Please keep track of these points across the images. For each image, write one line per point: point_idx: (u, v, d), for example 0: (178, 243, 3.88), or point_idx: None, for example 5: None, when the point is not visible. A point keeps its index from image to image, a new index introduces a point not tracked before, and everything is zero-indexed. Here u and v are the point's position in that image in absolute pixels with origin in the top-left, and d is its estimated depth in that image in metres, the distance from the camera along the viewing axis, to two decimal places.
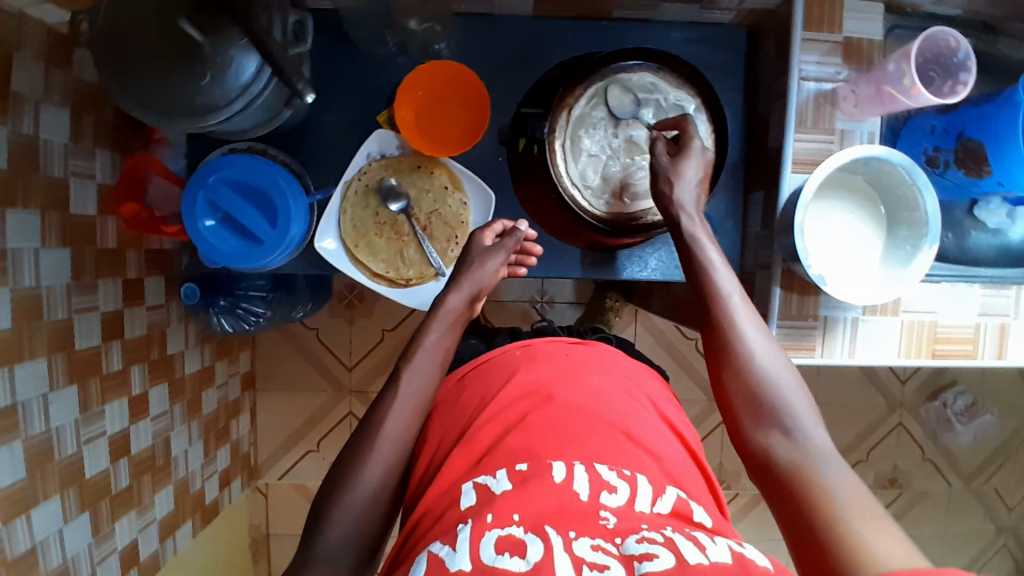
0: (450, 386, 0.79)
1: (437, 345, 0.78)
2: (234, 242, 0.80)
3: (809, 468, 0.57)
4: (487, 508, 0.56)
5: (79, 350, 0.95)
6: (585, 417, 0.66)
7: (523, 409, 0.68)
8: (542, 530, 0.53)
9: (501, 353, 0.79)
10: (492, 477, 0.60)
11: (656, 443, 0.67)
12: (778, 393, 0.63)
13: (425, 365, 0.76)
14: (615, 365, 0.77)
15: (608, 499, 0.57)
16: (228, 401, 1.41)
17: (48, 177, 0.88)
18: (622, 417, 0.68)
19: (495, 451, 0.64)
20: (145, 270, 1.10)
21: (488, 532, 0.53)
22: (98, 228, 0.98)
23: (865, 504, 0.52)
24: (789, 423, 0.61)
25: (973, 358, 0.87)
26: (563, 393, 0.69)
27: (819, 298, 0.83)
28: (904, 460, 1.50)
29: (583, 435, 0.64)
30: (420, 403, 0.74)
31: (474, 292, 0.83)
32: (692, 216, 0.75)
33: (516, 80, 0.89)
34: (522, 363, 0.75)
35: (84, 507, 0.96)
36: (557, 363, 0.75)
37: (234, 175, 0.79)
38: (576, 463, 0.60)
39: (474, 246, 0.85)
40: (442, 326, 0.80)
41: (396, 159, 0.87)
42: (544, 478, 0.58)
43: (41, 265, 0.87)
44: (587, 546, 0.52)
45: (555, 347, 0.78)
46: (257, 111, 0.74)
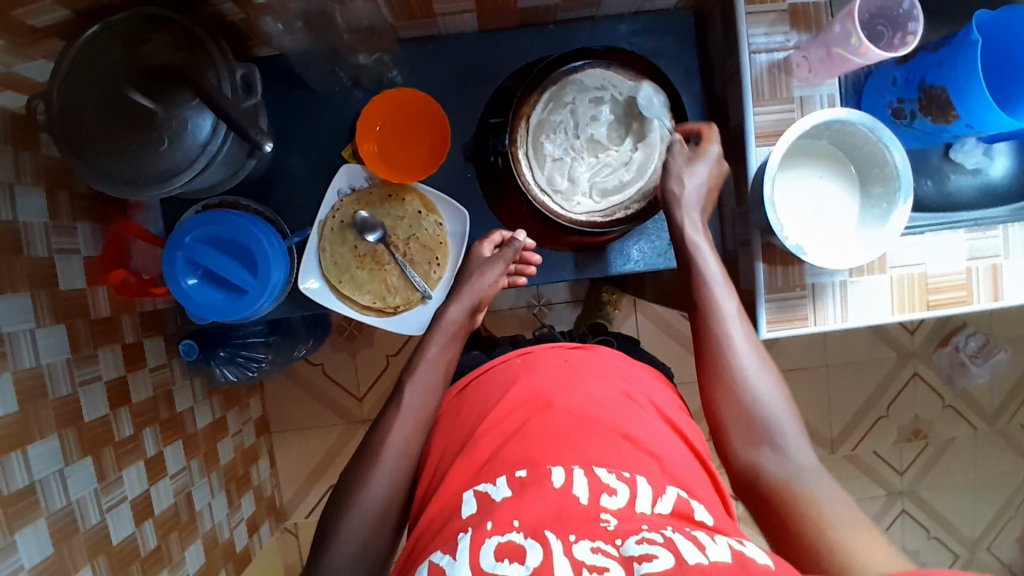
0: (450, 399, 0.79)
1: (438, 358, 0.81)
2: (219, 297, 0.81)
3: (798, 484, 0.63)
4: (487, 515, 0.57)
5: (88, 422, 0.96)
6: (584, 423, 0.67)
7: (522, 418, 0.68)
8: (542, 534, 0.54)
9: (499, 364, 0.79)
10: (492, 485, 0.61)
11: (654, 440, 0.68)
12: (768, 410, 0.68)
13: (427, 376, 0.79)
14: (614, 366, 0.77)
15: (608, 501, 0.58)
16: (244, 447, 1.42)
17: (34, 258, 0.90)
18: (621, 421, 0.68)
19: (495, 460, 0.64)
20: (142, 333, 1.12)
21: (488, 539, 0.54)
22: (89, 300, 1.00)
23: (850, 518, 0.58)
24: (777, 440, 0.67)
25: (969, 304, 0.86)
26: (562, 400, 0.70)
27: (803, 267, 0.83)
28: (924, 410, 1.49)
29: (580, 440, 0.64)
30: (421, 417, 0.75)
31: (473, 304, 0.84)
32: (696, 222, 0.80)
33: (473, 95, 0.89)
34: (520, 372, 0.75)
35: (116, 573, 0.98)
36: (554, 369, 0.75)
37: (210, 232, 0.80)
38: (575, 468, 0.61)
39: (472, 259, 0.87)
40: (443, 338, 0.82)
41: (366, 191, 0.88)
42: (543, 484, 0.59)
43: (39, 345, 0.89)
44: (587, 549, 0.52)
45: (555, 354, 0.78)
46: (219, 167, 0.75)
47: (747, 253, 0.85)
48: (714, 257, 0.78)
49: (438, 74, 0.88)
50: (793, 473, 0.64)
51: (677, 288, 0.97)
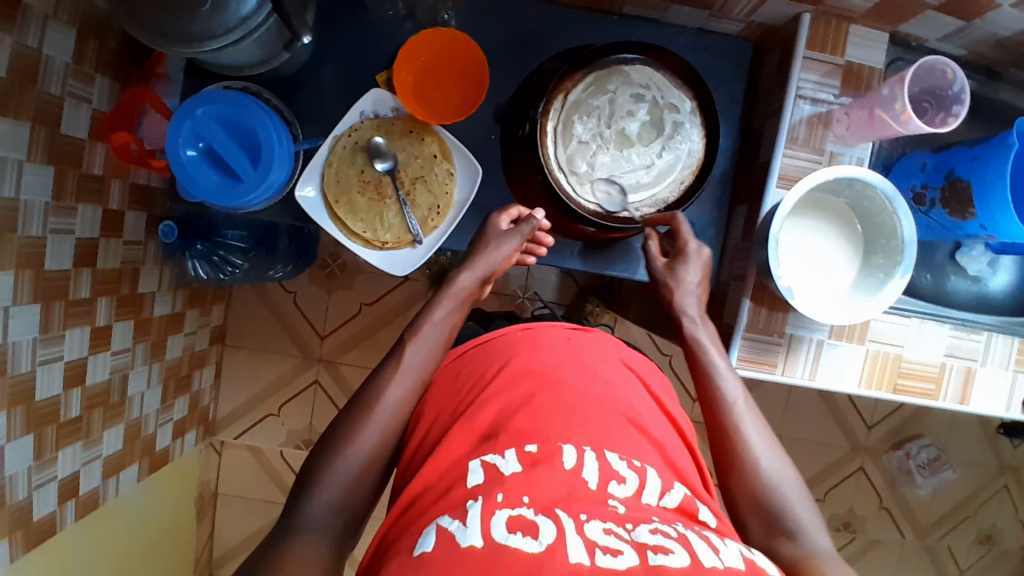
0: (447, 363, 0.77)
1: (443, 322, 0.79)
2: (213, 179, 0.79)
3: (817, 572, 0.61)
4: (496, 487, 0.56)
5: (47, 272, 0.94)
6: (590, 401, 0.66)
7: (529, 389, 0.67)
8: (553, 512, 0.54)
9: (501, 333, 0.77)
10: (501, 456, 0.60)
11: (658, 432, 0.68)
12: (785, 499, 0.67)
13: (431, 337, 0.78)
14: (618, 357, 0.77)
15: (617, 489, 0.58)
16: (194, 351, 1.40)
17: (45, 93, 0.88)
18: (629, 405, 0.68)
19: (502, 430, 0.63)
20: (127, 204, 1.10)
21: (499, 510, 0.53)
22: (85, 154, 0.98)
23: None
24: (793, 526, 0.65)
25: (934, 399, 0.86)
26: (571, 378, 0.69)
27: (787, 314, 0.83)
28: (860, 505, 1.49)
29: (589, 420, 0.64)
30: (421, 376, 0.75)
31: (486, 274, 0.83)
32: (694, 319, 0.80)
33: (519, 61, 0.89)
34: (521, 345, 0.74)
35: (30, 428, 0.95)
36: (557, 347, 0.74)
37: (223, 111, 0.79)
38: (586, 449, 0.61)
39: (490, 229, 0.85)
40: (451, 303, 0.81)
41: (390, 120, 0.87)
42: (555, 462, 0.59)
43: (24, 179, 0.87)
44: (599, 529, 0.52)
45: (556, 331, 0.78)
46: (252, 45, 0.74)
47: (737, 287, 0.85)
48: (721, 353, 0.78)
49: (492, 30, 0.88)
50: (807, 559, 0.63)
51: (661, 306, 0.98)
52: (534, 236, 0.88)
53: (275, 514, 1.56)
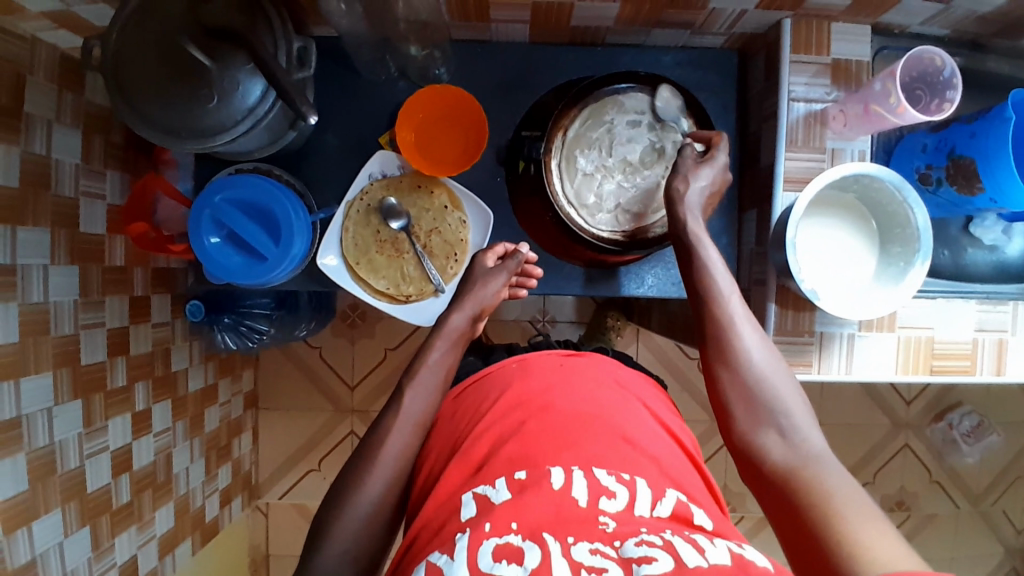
0: (448, 403, 0.79)
1: (439, 364, 0.79)
2: (237, 259, 0.81)
3: (806, 468, 0.62)
4: (485, 516, 0.57)
5: (83, 366, 0.96)
6: (583, 424, 0.67)
7: (520, 418, 0.69)
8: (541, 536, 0.55)
9: (497, 368, 0.80)
10: (492, 486, 0.61)
11: (653, 446, 0.68)
12: (773, 393, 0.68)
13: (428, 381, 0.78)
14: (611, 376, 0.78)
15: (607, 504, 0.58)
16: (230, 419, 1.42)
17: (58, 196, 0.91)
18: (621, 422, 0.69)
19: (492, 461, 0.64)
20: (151, 288, 1.12)
21: (486, 540, 0.54)
22: (106, 247, 1.01)
23: (859, 498, 0.57)
24: (785, 423, 0.66)
25: (972, 375, 0.87)
26: (560, 402, 0.70)
27: (814, 314, 0.83)
28: (910, 481, 1.48)
29: (579, 441, 0.65)
30: (421, 421, 0.75)
31: (476, 312, 0.84)
32: (697, 216, 0.78)
33: (512, 102, 0.91)
34: (516, 376, 0.76)
35: (85, 521, 0.97)
36: (548, 373, 0.75)
37: (238, 195, 0.81)
38: (574, 469, 0.61)
39: (475, 268, 0.86)
40: (445, 344, 0.81)
41: (397, 179, 0.89)
42: (542, 485, 0.59)
43: (50, 282, 0.89)
44: (585, 550, 0.53)
45: (549, 359, 0.79)
46: (262, 131, 0.77)
47: (760, 292, 0.86)
48: (715, 247, 0.77)
49: (482, 76, 0.90)
50: (799, 454, 0.63)
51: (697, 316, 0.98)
52: (522, 269, 0.90)
53: None
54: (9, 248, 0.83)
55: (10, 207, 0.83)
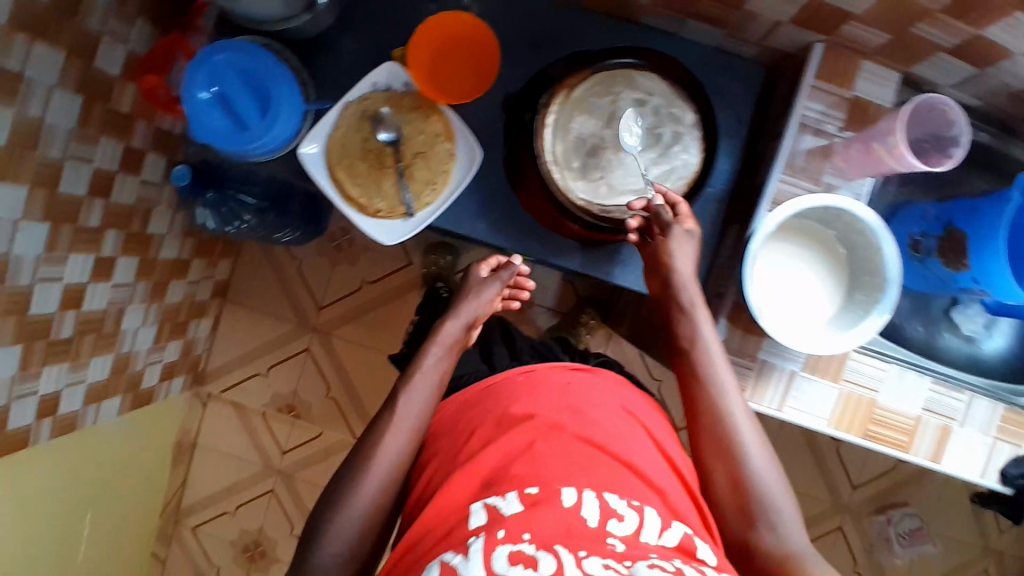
0: (447, 411, 0.81)
1: (434, 369, 0.82)
2: (221, 123, 0.82)
3: (791, 561, 0.67)
4: (498, 525, 0.59)
5: (60, 194, 0.97)
6: (589, 450, 0.68)
7: (528, 435, 0.69)
8: (554, 548, 0.56)
9: (501, 377, 0.81)
10: (502, 498, 0.63)
11: (657, 477, 0.70)
12: (763, 489, 0.72)
13: (422, 386, 0.80)
14: (619, 400, 0.79)
15: (615, 526, 0.60)
16: (195, 301, 1.43)
17: (82, 26, 0.93)
18: (625, 451, 0.70)
19: (503, 473, 0.66)
20: (149, 145, 1.15)
21: (501, 546, 0.56)
22: (116, 90, 1.03)
23: None
24: (773, 518, 0.70)
25: (905, 451, 0.84)
26: (569, 424, 0.72)
27: (763, 340, 0.82)
28: (834, 565, 1.44)
29: (588, 464, 0.66)
30: (416, 427, 0.77)
31: (469, 322, 0.88)
32: (694, 298, 0.81)
33: (533, 55, 0.91)
34: (522, 390, 0.76)
35: (19, 339, 0.97)
36: (555, 390, 0.77)
37: (240, 61, 0.82)
38: (586, 489, 0.63)
39: (469, 278, 0.91)
40: (440, 349, 0.84)
41: (400, 95, 0.89)
42: (554, 502, 0.61)
43: (51, 102, 0.91)
44: (598, 563, 0.54)
45: (557, 374, 0.80)
46: (274, 0, 0.78)
47: (716, 305, 0.83)
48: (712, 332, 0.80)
49: (512, 21, 0.90)
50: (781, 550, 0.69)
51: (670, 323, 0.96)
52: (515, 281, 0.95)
53: (246, 472, 1.58)
54: (23, 57, 0.84)
55: (34, 19, 0.84)
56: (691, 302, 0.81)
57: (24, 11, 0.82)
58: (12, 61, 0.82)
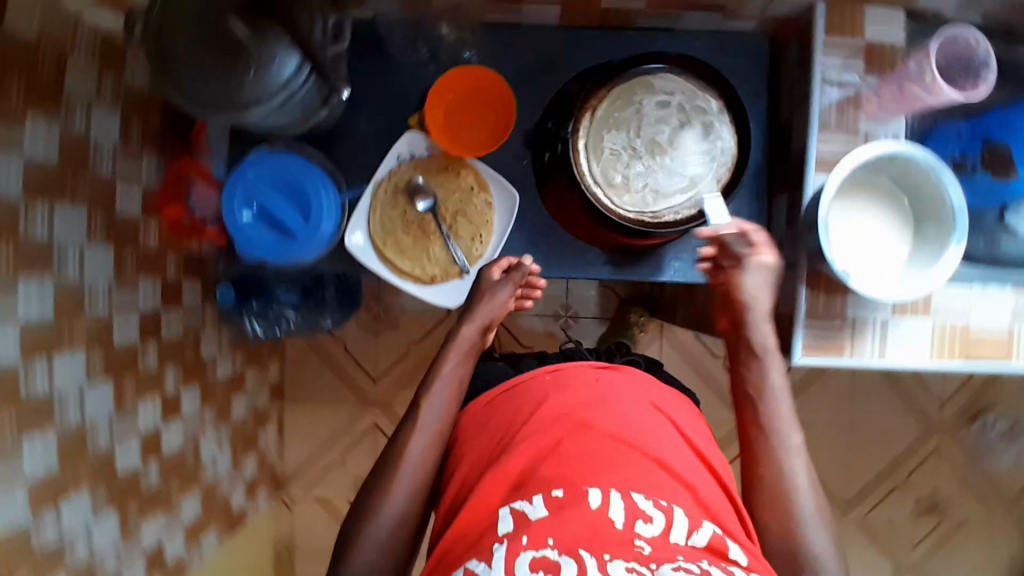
0: (478, 408, 0.79)
1: (453, 374, 0.81)
2: (269, 236, 0.83)
3: None
4: (522, 531, 0.59)
5: (116, 348, 0.97)
6: (619, 446, 0.66)
7: (558, 435, 0.67)
8: (577, 553, 0.56)
9: (529, 376, 0.78)
10: (529, 502, 0.62)
11: (688, 472, 0.67)
12: (812, 549, 0.69)
13: (443, 392, 0.79)
14: (645, 396, 0.75)
15: (643, 528, 0.59)
16: (256, 409, 1.43)
17: (95, 176, 0.90)
18: (655, 445, 0.68)
19: (530, 480, 0.64)
20: (182, 273, 1.13)
21: (523, 553, 0.56)
22: (141, 230, 1.01)
23: None
24: (820, 573, 0.68)
25: (1007, 361, 0.82)
26: (598, 420, 0.69)
27: (847, 298, 0.81)
28: (945, 485, 1.49)
29: (619, 463, 0.64)
30: (439, 428, 0.77)
31: (486, 324, 0.85)
32: (760, 316, 0.80)
33: (541, 89, 0.92)
34: (551, 389, 0.74)
35: (112, 502, 0.96)
36: (585, 389, 0.73)
37: (271, 172, 0.83)
38: (612, 491, 0.61)
39: (482, 280, 0.87)
40: (457, 356, 0.83)
41: (425, 160, 0.90)
42: (581, 506, 0.60)
43: (86, 262, 0.89)
44: (621, 568, 0.54)
45: (584, 371, 0.76)
46: (295, 106, 0.78)
47: (791, 277, 0.83)
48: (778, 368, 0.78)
49: (512, 61, 0.91)
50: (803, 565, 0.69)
51: None
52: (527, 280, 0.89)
53: None
54: (48, 224, 0.82)
55: (50, 184, 0.82)
56: (764, 346, 0.79)
57: (34, 177, 0.79)
58: (36, 231, 0.80)
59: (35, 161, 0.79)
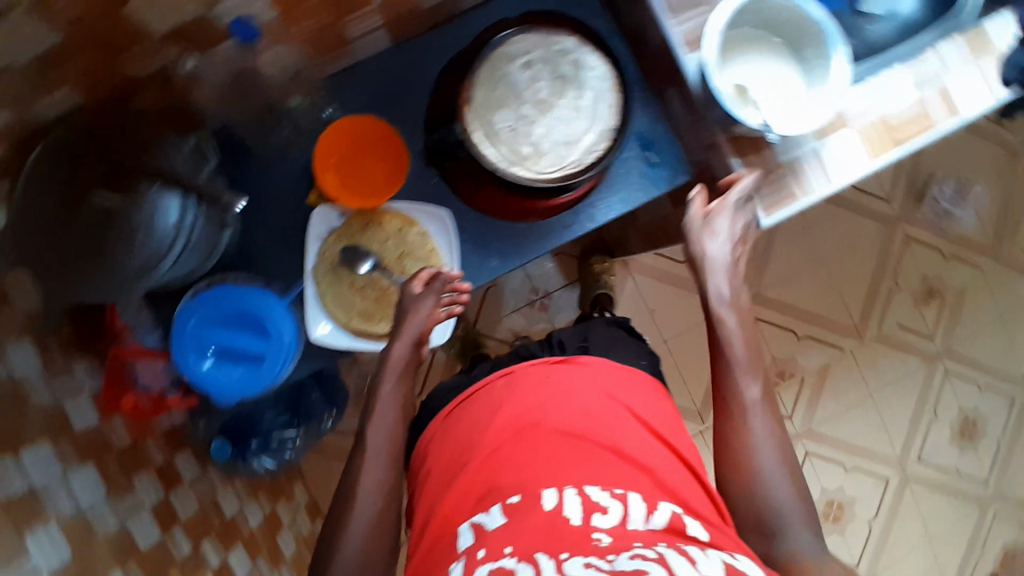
0: (438, 424, 0.84)
1: (393, 394, 0.79)
2: (238, 371, 0.82)
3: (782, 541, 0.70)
4: (482, 544, 0.64)
5: (144, 550, 0.91)
6: (573, 444, 0.73)
7: (514, 441, 0.75)
8: (534, 556, 0.59)
9: (485, 386, 0.84)
10: (487, 514, 0.68)
11: (647, 458, 0.74)
12: (773, 498, 0.72)
13: (386, 411, 0.78)
14: (600, 385, 0.81)
15: (600, 520, 0.63)
16: (304, 534, 1.38)
17: (42, 408, 0.82)
18: (610, 436, 0.75)
19: (494, 490, 0.70)
20: (168, 451, 1.08)
21: (482, 565, 0.61)
22: (107, 433, 0.95)
23: (824, 569, 0.65)
24: (785, 519, 0.71)
25: (934, 129, 0.83)
26: (550, 419, 0.76)
27: (774, 147, 0.83)
28: (929, 269, 1.59)
29: (574, 466, 0.70)
30: (391, 452, 0.76)
31: (417, 338, 0.81)
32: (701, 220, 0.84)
33: (408, 109, 0.92)
34: (504, 396, 0.80)
35: None
36: (536, 390, 0.80)
37: (209, 312, 0.81)
38: (566, 489, 0.67)
39: (404, 297, 0.82)
40: (393, 376, 0.80)
41: (345, 226, 0.89)
42: (536, 509, 0.65)
43: (74, 488, 0.84)
44: (579, 565, 0.56)
45: (536, 371, 0.82)
46: (195, 243, 0.76)
47: (717, 154, 0.85)
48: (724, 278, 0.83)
49: (367, 97, 0.91)
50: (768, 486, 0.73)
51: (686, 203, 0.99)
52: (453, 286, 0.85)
53: None
54: (20, 473, 0.75)
55: (3, 436, 0.74)
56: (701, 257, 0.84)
57: None
58: (5, 487, 0.73)
59: None
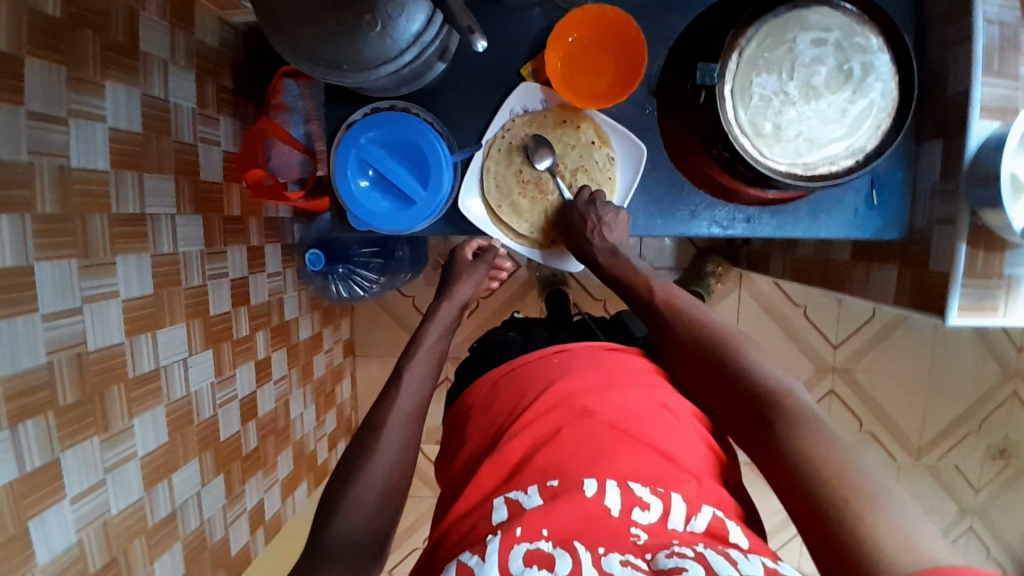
0: (481, 390, 0.78)
1: (435, 346, 0.76)
2: (383, 203, 0.80)
3: (826, 470, 0.52)
4: (515, 522, 0.57)
5: (212, 316, 0.91)
6: (620, 437, 0.65)
7: (559, 421, 0.67)
8: (571, 544, 0.54)
9: (537, 358, 0.78)
10: (524, 492, 0.61)
11: (689, 462, 0.64)
12: (809, 431, 0.56)
13: (425, 358, 0.74)
14: (651, 379, 0.73)
15: (640, 516, 0.57)
16: (334, 365, 1.42)
17: (179, 142, 0.82)
18: (656, 434, 0.65)
19: (527, 467, 0.64)
20: (264, 237, 1.08)
21: (517, 544, 0.54)
22: (225, 197, 0.94)
23: (882, 506, 0.49)
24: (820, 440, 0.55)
25: None
26: (601, 406, 0.68)
27: (1007, 254, 0.73)
28: (1017, 431, 1.49)
29: (616, 453, 0.63)
30: (425, 392, 0.71)
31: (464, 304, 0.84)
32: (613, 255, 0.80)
33: (660, 27, 0.82)
34: (561, 370, 0.73)
35: (219, 468, 0.93)
36: (592, 373, 0.72)
37: (381, 135, 0.79)
38: (609, 480, 0.60)
39: (457, 262, 0.88)
40: (437, 329, 0.79)
41: (541, 113, 0.85)
42: (575, 495, 0.59)
43: (177, 232, 0.81)
44: (616, 562, 0.52)
45: (592, 356, 0.77)
46: (420, 60, 0.71)
47: (946, 233, 0.76)
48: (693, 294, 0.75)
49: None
50: (827, 456, 0.54)
51: (870, 258, 0.91)
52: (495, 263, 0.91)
53: None
54: (139, 197, 0.73)
55: (133, 155, 0.72)
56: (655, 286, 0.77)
57: (120, 148, 0.70)
58: (128, 202, 0.72)
59: (119, 130, 0.70)
